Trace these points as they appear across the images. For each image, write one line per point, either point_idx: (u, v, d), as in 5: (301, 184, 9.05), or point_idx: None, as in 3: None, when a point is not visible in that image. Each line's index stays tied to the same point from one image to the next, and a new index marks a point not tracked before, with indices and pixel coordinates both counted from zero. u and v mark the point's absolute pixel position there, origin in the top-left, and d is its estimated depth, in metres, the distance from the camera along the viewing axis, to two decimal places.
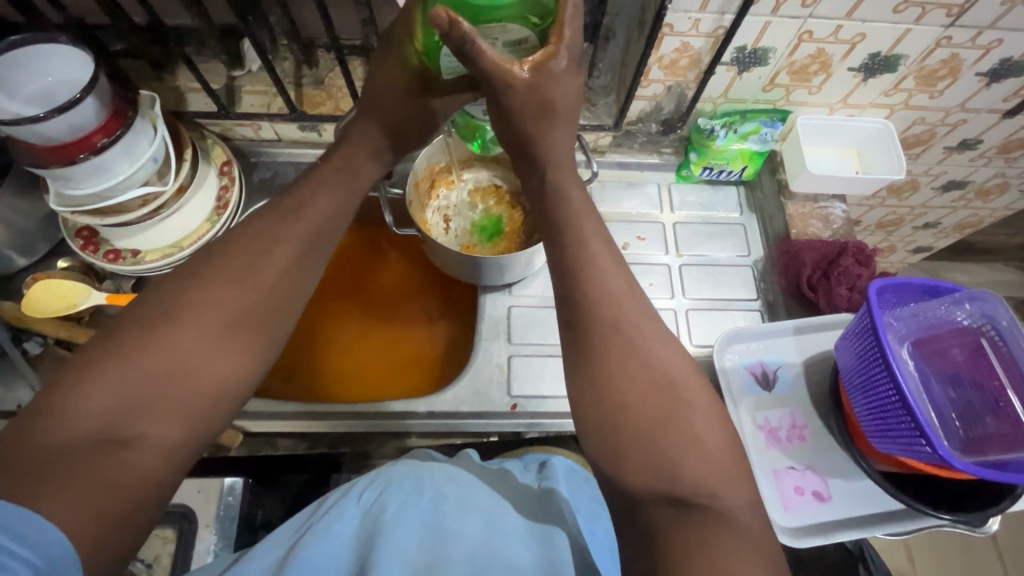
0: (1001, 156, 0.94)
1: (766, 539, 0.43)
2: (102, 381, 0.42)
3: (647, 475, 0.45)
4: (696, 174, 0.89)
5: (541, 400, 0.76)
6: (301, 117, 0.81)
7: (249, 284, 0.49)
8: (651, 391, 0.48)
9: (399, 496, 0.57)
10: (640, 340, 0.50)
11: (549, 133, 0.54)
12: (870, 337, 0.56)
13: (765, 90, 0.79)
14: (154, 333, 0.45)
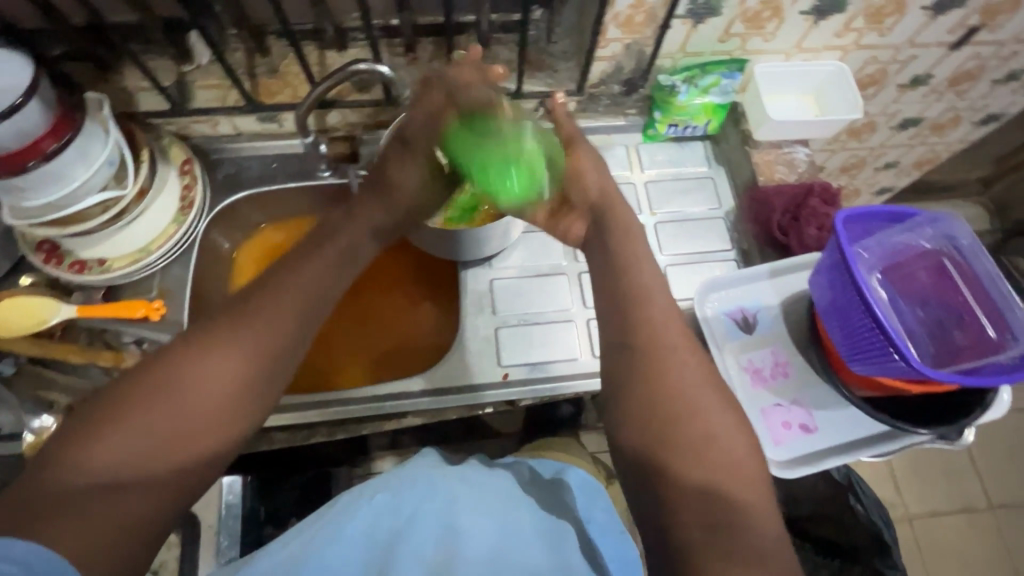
0: (951, 89, 0.97)
1: (773, 521, 0.48)
2: (115, 431, 0.45)
3: (681, 459, 0.49)
4: (662, 132, 0.90)
5: (531, 367, 0.77)
6: (259, 108, 0.80)
7: (250, 332, 0.52)
8: (680, 388, 0.53)
9: (413, 499, 0.58)
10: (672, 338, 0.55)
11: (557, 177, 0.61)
12: (840, 271, 0.58)
13: (721, 42, 0.80)
14: (165, 380, 0.48)
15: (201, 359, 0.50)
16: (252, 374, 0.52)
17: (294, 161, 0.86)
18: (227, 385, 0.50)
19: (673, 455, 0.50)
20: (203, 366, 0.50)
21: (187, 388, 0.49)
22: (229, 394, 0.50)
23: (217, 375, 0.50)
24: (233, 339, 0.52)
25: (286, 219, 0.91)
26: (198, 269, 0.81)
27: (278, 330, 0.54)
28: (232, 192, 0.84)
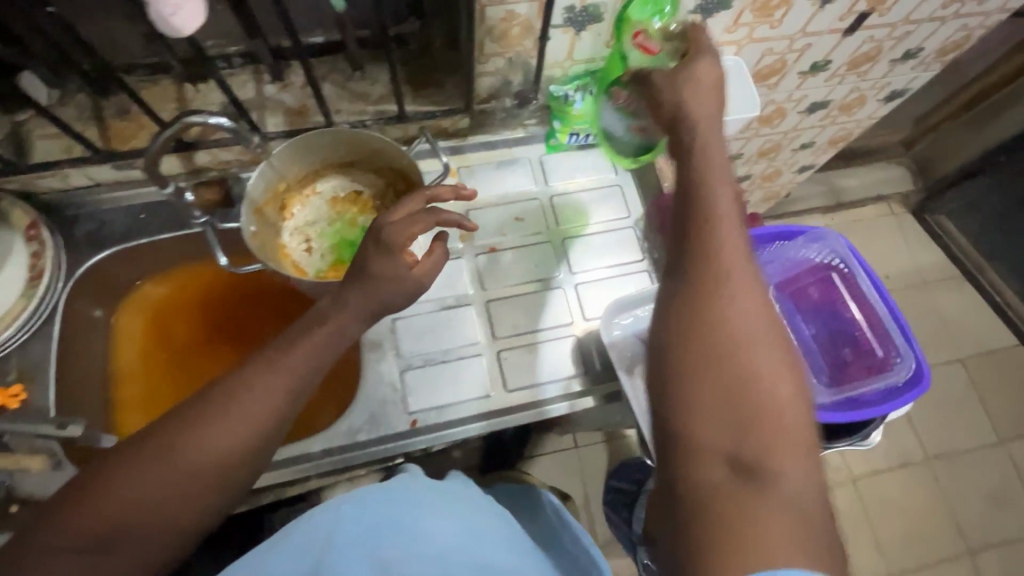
0: (852, 72, 0.96)
1: (810, 509, 0.37)
2: (132, 485, 0.47)
3: (721, 427, 0.40)
4: (564, 141, 0.85)
5: (440, 411, 0.73)
6: (109, 156, 0.71)
7: (261, 401, 0.51)
8: (728, 347, 0.42)
9: (377, 506, 0.52)
10: (733, 283, 0.43)
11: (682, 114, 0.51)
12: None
13: (610, 47, 0.75)
14: (160, 461, 0.48)
15: (212, 425, 0.49)
16: (263, 442, 0.51)
17: (163, 209, 0.78)
18: (239, 451, 0.50)
19: (738, 438, 0.39)
20: (217, 431, 0.49)
21: (197, 449, 0.49)
22: (242, 461, 0.50)
23: (229, 442, 0.49)
24: (245, 406, 0.50)
25: (167, 271, 0.83)
26: (67, 344, 0.72)
27: (289, 400, 0.53)
28: (96, 251, 0.75)
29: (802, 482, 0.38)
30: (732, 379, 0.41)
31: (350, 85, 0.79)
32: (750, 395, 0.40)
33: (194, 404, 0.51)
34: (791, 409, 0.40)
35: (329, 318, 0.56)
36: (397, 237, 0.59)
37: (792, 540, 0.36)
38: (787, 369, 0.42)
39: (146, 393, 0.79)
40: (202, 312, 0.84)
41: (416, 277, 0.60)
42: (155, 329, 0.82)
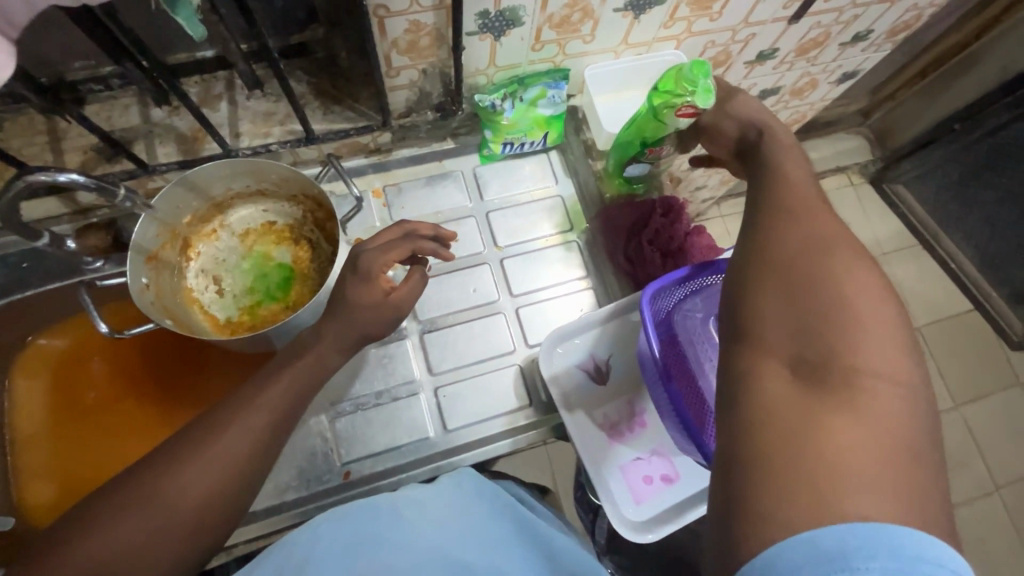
0: (801, 58, 0.91)
1: (909, 439, 0.32)
2: (108, 539, 0.42)
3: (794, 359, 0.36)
4: (498, 151, 0.79)
5: (376, 459, 0.69)
6: None
7: (242, 438, 0.48)
8: (802, 285, 0.38)
9: (349, 525, 0.53)
10: (809, 225, 0.42)
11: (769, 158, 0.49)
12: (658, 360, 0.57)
13: (535, 50, 0.68)
14: (116, 515, 0.43)
15: (192, 466, 0.46)
16: (247, 481, 0.48)
17: (50, 259, 0.71)
18: (214, 493, 0.46)
19: (808, 375, 0.35)
20: (201, 467, 0.46)
21: (179, 488, 0.45)
22: (225, 503, 0.47)
23: (213, 481, 0.46)
24: (224, 443, 0.47)
25: (62, 323, 0.75)
26: None
27: (270, 436, 0.50)
28: None
29: (888, 405, 0.33)
30: (814, 298, 0.37)
31: (252, 104, 0.70)
32: (821, 311, 0.36)
33: (177, 442, 0.48)
34: (884, 335, 0.35)
35: (308, 350, 0.54)
36: (372, 264, 0.56)
37: (881, 481, 0.30)
38: (875, 278, 0.38)
39: (54, 459, 0.72)
40: (110, 363, 0.76)
41: (393, 304, 0.57)
42: (59, 388, 0.75)
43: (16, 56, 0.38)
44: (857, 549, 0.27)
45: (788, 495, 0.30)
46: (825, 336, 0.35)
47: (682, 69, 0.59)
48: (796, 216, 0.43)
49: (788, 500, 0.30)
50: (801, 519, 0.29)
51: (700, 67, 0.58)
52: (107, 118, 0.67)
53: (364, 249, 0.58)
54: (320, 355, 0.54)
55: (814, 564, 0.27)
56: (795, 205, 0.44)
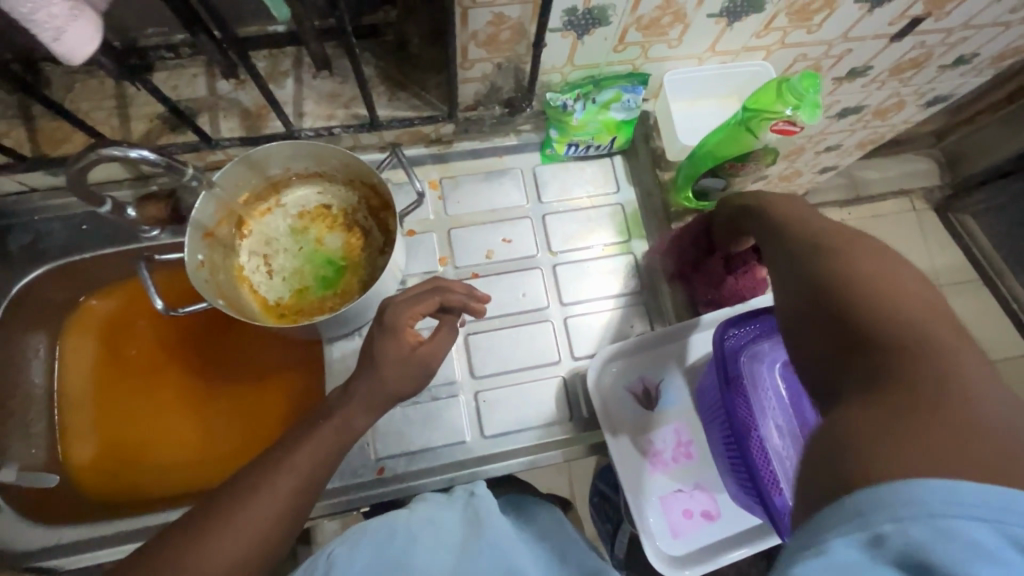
0: (893, 78, 0.84)
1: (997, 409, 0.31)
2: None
3: (854, 364, 0.35)
4: (561, 152, 0.77)
5: (412, 457, 0.68)
6: (39, 164, 0.63)
7: (269, 510, 0.48)
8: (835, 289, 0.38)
9: (365, 551, 0.52)
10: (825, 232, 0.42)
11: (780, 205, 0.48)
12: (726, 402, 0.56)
13: (617, 51, 0.64)
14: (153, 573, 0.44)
15: (217, 538, 0.46)
16: (270, 548, 0.48)
17: (108, 220, 0.70)
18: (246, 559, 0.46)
19: (869, 377, 0.34)
20: (225, 542, 0.46)
21: (202, 564, 0.45)
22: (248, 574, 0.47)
23: (235, 554, 0.46)
24: (251, 511, 0.47)
25: (113, 286, 0.75)
26: None
27: (298, 500, 0.50)
28: (31, 266, 0.68)
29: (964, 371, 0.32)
30: (853, 301, 0.36)
31: (317, 83, 0.69)
32: (858, 313, 0.36)
33: (202, 514, 0.47)
34: (933, 312, 0.35)
35: (336, 412, 0.55)
36: (398, 318, 0.57)
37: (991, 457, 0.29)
38: (905, 270, 0.38)
39: (97, 421, 0.74)
40: (156, 331, 0.77)
41: (421, 356, 0.57)
42: (104, 349, 0.75)
43: (101, 28, 0.37)
44: (938, 506, 0.28)
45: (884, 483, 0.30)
46: (870, 335, 0.35)
47: (790, 80, 0.59)
48: (795, 236, 0.44)
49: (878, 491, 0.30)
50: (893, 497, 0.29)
51: (810, 79, 0.58)
52: (173, 87, 0.66)
53: (394, 305, 0.58)
54: (348, 417, 0.54)
55: (911, 536, 0.28)
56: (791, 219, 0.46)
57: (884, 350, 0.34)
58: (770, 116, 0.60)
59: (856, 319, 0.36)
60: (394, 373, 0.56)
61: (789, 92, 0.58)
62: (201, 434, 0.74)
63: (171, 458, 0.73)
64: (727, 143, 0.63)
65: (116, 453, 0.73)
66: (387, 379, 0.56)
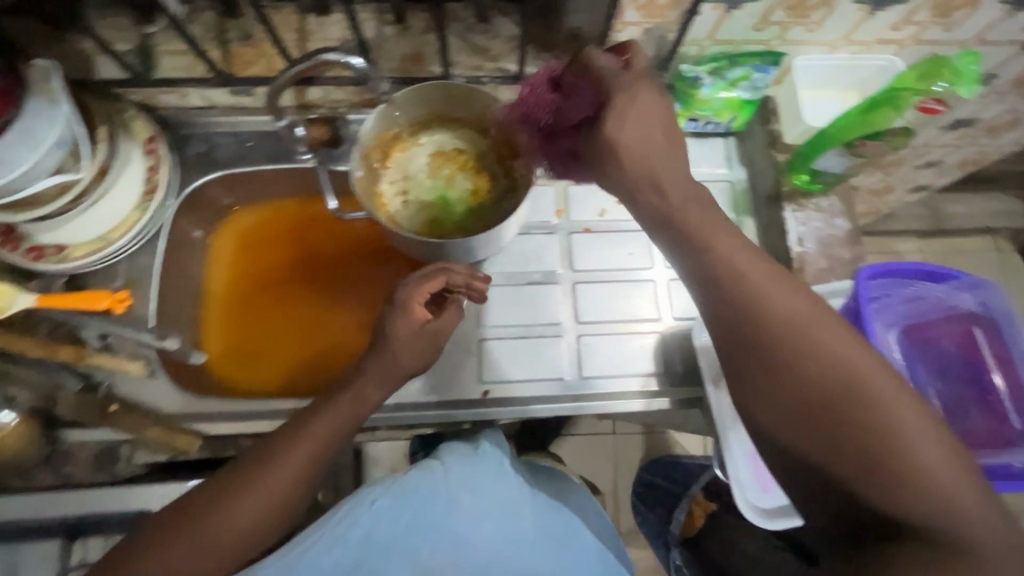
0: (1015, 91, 0.85)
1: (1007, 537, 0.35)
2: (163, 560, 0.51)
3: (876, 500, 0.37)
4: (679, 125, 0.80)
5: (515, 384, 0.73)
6: (230, 81, 0.73)
7: (287, 476, 0.55)
8: (838, 419, 0.39)
9: (408, 510, 0.58)
10: (784, 317, 0.41)
11: (714, 235, 0.45)
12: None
13: (757, 29, 0.69)
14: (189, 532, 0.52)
15: (243, 499, 0.54)
16: (285, 512, 0.56)
17: (271, 140, 0.79)
18: (267, 518, 0.54)
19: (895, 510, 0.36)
20: (249, 505, 0.54)
21: (228, 520, 0.53)
22: (266, 532, 0.55)
23: (258, 512, 0.54)
24: (270, 478, 0.55)
25: (264, 202, 0.85)
26: (168, 260, 0.76)
27: (310, 468, 0.57)
28: (205, 171, 0.78)
29: (943, 487, 0.36)
30: (864, 441, 0.38)
31: (470, 37, 0.74)
32: (869, 448, 0.37)
33: (226, 478, 0.55)
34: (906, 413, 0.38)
35: (350, 385, 0.61)
36: (409, 297, 0.63)
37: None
38: (885, 374, 0.39)
39: (227, 320, 0.82)
40: (290, 248, 0.85)
41: (427, 331, 0.63)
42: (243, 257, 0.84)
43: None
44: None
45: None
46: (891, 475, 0.37)
47: (947, 58, 0.62)
48: (756, 320, 0.42)
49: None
50: None
51: (969, 56, 0.62)
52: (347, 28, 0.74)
53: (407, 287, 0.63)
54: (362, 390, 0.60)
55: None
56: (744, 273, 0.43)
57: (888, 488, 0.37)
58: (924, 92, 0.63)
59: (840, 443, 0.38)
60: (407, 347, 0.62)
61: (946, 69, 0.62)
62: (314, 346, 0.81)
63: (285, 363, 0.80)
64: (876, 119, 0.65)
65: (241, 349, 0.80)
66: (399, 354, 0.61)
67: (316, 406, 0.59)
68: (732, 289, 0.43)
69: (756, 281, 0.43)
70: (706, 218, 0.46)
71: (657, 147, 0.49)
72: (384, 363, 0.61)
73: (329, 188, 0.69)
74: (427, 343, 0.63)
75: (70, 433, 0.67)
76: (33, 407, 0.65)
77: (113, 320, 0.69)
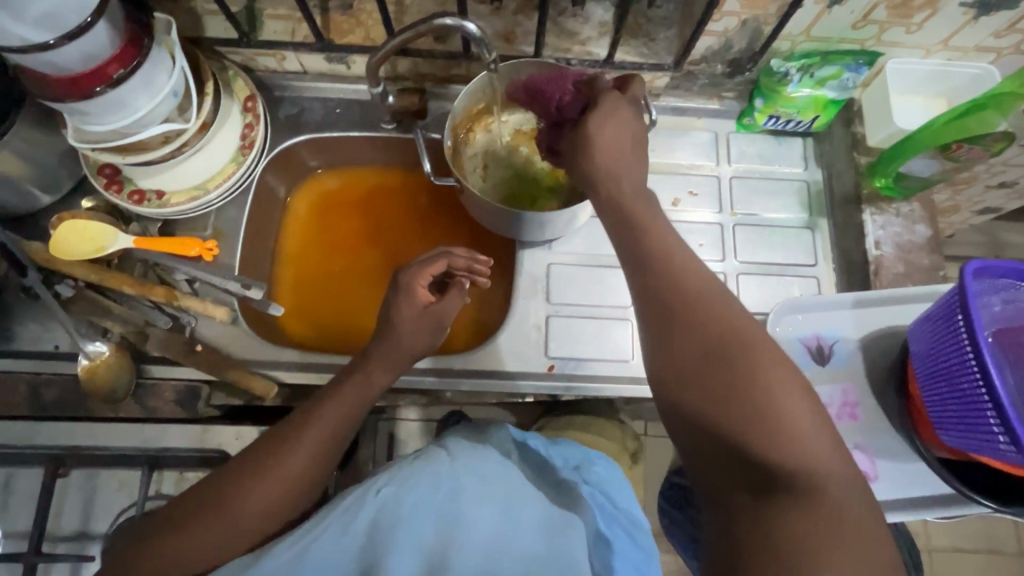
0: None
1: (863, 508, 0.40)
2: (179, 542, 0.53)
3: (746, 454, 0.42)
4: (759, 123, 0.80)
5: (579, 363, 0.73)
6: (328, 48, 0.75)
7: (299, 460, 0.58)
8: (727, 379, 0.44)
9: (416, 491, 0.53)
10: (696, 289, 0.48)
11: (648, 218, 0.51)
12: (976, 358, 0.49)
13: (855, 28, 0.69)
14: (207, 519, 0.54)
15: (257, 487, 0.56)
16: (299, 494, 0.58)
17: (358, 108, 0.81)
18: (279, 502, 0.57)
19: (760, 464, 0.42)
20: (260, 491, 0.56)
21: (243, 506, 0.55)
22: (283, 513, 0.57)
23: (271, 496, 0.56)
24: (286, 464, 0.57)
25: (346, 168, 0.87)
26: (253, 215, 0.79)
27: (321, 453, 0.59)
28: (293, 133, 0.80)
29: (797, 444, 0.42)
30: (744, 398, 0.43)
31: (561, 21, 0.76)
32: (748, 406, 0.43)
33: (244, 465, 0.57)
34: (787, 389, 0.44)
35: (355, 372, 0.64)
36: (410, 281, 0.66)
37: (836, 527, 0.39)
38: (774, 354, 0.45)
39: (298, 278, 0.84)
40: (364, 215, 0.87)
41: (430, 314, 0.67)
42: (317, 219, 0.87)
43: None
44: None
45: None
46: (759, 432, 0.42)
47: None
48: (673, 288, 0.48)
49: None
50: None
51: None
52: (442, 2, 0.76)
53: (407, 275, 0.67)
54: (368, 374, 0.64)
55: None
56: (666, 248, 0.50)
57: (757, 441, 0.42)
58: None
59: (725, 400, 0.44)
60: (414, 330, 0.66)
61: None
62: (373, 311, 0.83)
63: (347, 324, 0.82)
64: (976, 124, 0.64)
65: (308, 306, 0.83)
66: (405, 339, 0.66)
67: (326, 396, 0.62)
68: (657, 259, 0.49)
69: (678, 260, 0.49)
70: (645, 207, 0.52)
71: (626, 145, 0.53)
72: (390, 348, 0.65)
73: (424, 156, 0.72)
74: (432, 326, 0.67)
75: (154, 369, 0.70)
76: (123, 339, 0.69)
77: (202, 265, 0.72)
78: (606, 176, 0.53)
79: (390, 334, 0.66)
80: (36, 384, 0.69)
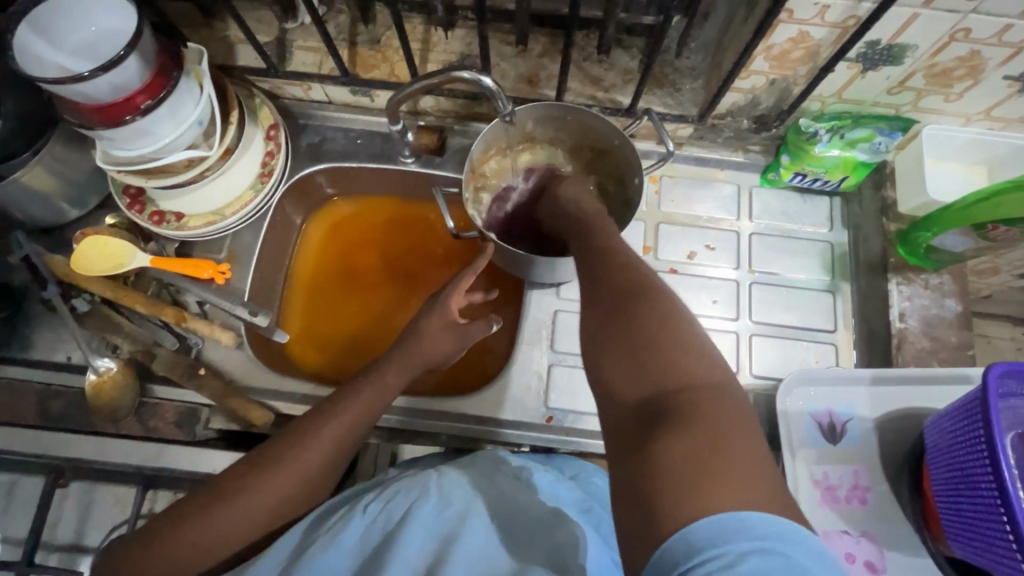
0: None
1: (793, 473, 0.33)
2: (198, 532, 0.51)
3: (638, 386, 0.37)
4: (784, 179, 0.77)
5: (578, 417, 0.72)
6: (353, 82, 0.76)
7: (318, 453, 0.56)
8: (626, 319, 0.40)
9: (407, 504, 0.53)
10: (613, 257, 0.48)
11: (590, 236, 0.54)
12: (995, 480, 0.46)
13: (890, 93, 0.66)
14: (232, 500, 0.52)
15: (274, 478, 0.54)
16: (316, 484, 0.56)
17: (379, 140, 0.82)
18: (293, 491, 0.55)
19: (649, 399, 0.36)
20: (273, 484, 0.54)
21: (258, 496, 0.53)
22: (296, 504, 0.55)
23: (287, 489, 0.54)
24: (306, 455, 0.55)
25: (363, 195, 0.88)
26: (268, 240, 0.80)
27: (340, 450, 0.57)
28: (313, 161, 0.81)
29: (693, 366, 0.37)
30: (640, 331, 0.39)
31: (587, 66, 0.76)
32: (643, 339, 0.39)
33: (262, 454, 0.56)
34: (695, 335, 0.39)
35: (372, 377, 0.62)
36: (446, 296, 0.68)
37: (730, 453, 0.32)
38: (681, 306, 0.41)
39: (309, 305, 0.84)
40: (379, 243, 0.87)
41: (454, 325, 0.68)
42: (332, 245, 0.87)
43: None
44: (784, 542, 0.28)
45: (674, 519, 0.30)
46: (652, 365, 0.38)
47: None
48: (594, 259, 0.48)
49: (667, 529, 0.30)
50: (701, 509, 0.29)
51: None
52: (468, 42, 0.77)
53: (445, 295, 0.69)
54: (384, 375, 0.62)
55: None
56: (598, 244, 0.51)
57: (647, 375, 0.37)
58: None
59: (620, 331, 0.40)
60: (432, 339, 0.66)
61: None
62: (379, 338, 0.83)
63: (353, 352, 0.82)
64: (1009, 206, 0.61)
65: (318, 332, 0.83)
66: (425, 346, 0.66)
67: (346, 393, 0.60)
68: (587, 247, 0.52)
69: (611, 245, 0.50)
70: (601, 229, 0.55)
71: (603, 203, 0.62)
72: (407, 353, 0.65)
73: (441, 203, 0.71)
74: (452, 339, 0.67)
75: (158, 389, 0.72)
76: (130, 358, 0.71)
77: (212, 288, 0.73)
78: (573, 227, 0.58)
79: (406, 343, 0.66)
80: (46, 394, 0.71)
